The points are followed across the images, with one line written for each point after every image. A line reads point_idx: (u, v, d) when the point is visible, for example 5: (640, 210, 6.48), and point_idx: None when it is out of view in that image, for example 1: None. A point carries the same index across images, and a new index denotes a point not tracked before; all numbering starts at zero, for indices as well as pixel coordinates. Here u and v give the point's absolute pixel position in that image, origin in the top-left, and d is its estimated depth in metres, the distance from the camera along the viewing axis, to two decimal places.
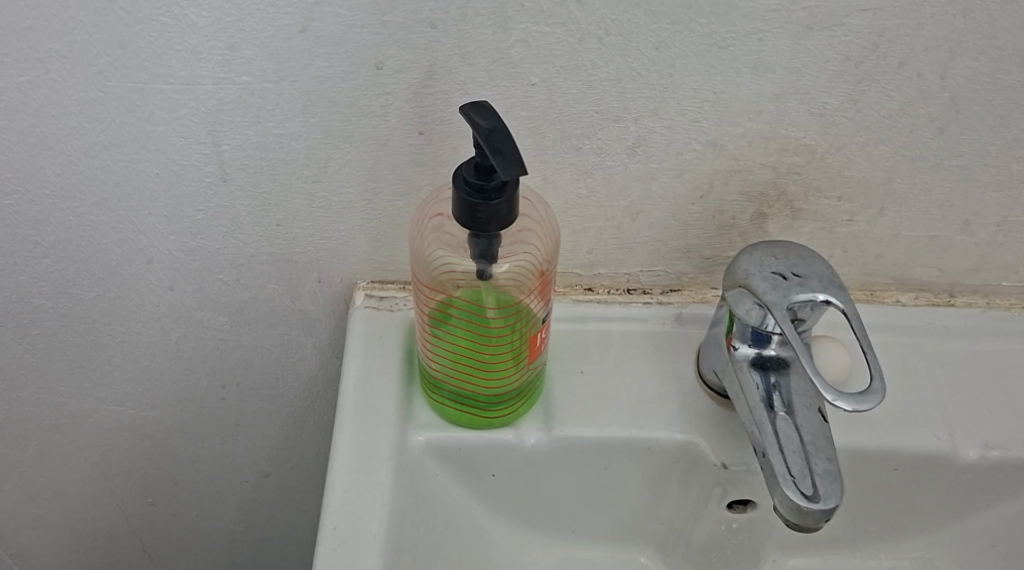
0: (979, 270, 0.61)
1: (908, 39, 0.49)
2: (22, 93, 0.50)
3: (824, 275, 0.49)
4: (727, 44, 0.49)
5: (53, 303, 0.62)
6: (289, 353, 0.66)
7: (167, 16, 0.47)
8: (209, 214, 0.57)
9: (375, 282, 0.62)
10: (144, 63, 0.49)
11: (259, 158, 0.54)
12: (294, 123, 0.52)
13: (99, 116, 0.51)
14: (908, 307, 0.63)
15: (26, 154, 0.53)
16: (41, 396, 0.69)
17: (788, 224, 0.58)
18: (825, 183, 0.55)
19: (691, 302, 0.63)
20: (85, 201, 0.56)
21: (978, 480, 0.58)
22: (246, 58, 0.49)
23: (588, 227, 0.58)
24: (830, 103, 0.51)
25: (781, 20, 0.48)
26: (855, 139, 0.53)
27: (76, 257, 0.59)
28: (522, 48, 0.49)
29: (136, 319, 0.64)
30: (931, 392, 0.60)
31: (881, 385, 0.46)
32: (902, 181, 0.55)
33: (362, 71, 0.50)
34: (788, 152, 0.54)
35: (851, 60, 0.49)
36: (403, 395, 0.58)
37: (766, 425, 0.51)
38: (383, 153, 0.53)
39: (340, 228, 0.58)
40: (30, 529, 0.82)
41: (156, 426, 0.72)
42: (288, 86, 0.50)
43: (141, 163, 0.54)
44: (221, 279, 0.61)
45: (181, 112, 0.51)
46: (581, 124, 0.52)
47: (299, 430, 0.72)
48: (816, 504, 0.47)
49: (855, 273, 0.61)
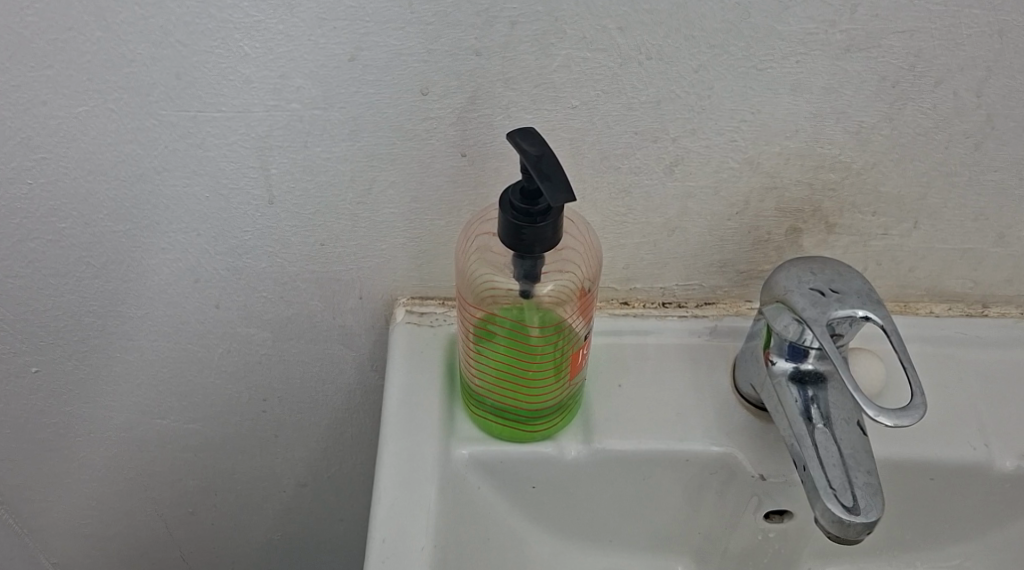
0: (1012, 281, 0.62)
1: (944, 59, 0.49)
2: (80, 123, 0.52)
3: (862, 292, 0.50)
4: (765, 67, 0.49)
5: (101, 321, 0.64)
6: (330, 367, 0.68)
7: (221, 48, 0.49)
8: (256, 235, 0.58)
9: (415, 297, 0.63)
10: (198, 93, 0.51)
11: (306, 181, 0.55)
12: (339, 147, 0.53)
13: (152, 143, 0.53)
14: (941, 318, 0.64)
15: (82, 180, 0.55)
16: (89, 411, 0.71)
17: (823, 238, 0.59)
18: (860, 200, 0.56)
19: (726, 314, 0.64)
20: (136, 223, 0.57)
21: (1014, 489, 0.59)
22: (296, 86, 0.50)
23: (626, 243, 0.59)
24: (866, 121, 0.52)
25: (818, 42, 0.48)
26: (890, 157, 0.54)
27: (126, 277, 0.61)
28: (564, 74, 0.50)
29: (183, 336, 0.65)
30: (966, 404, 0.60)
31: (921, 401, 0.47)
32: (936, 197, 0.56)
33: (407, 97, 0.51)
34: (824, 169, 0.54)
35: (888, 80, 0.50)
36: (445, 409, 0.60)
37: (806, 439, 0.52)
38: (426, 175, 0.55)
39: (383, 247, 0.59)
40: (75, 539, 0.83)
41: (199, 438, 0.74)
42: (336, 112, 0.52)
43: (191, 187, 0.55)
44: (266, 297, 0.62)
45: (232, 138, 0.53)
46: (621, 145, 0.53)
47: (338, 440, 0.74)
48: (857, 516, 0.48)
49: (889, 285, 0.62)
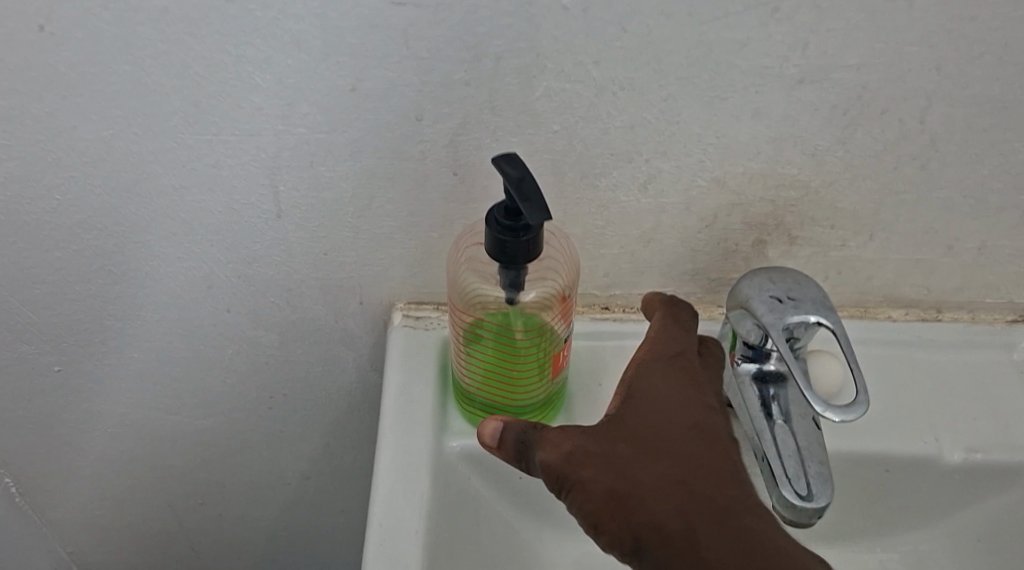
0: (963, 289, 0.67)
1: (889, 90, 0.54)
2: (105, 145, 0.57)
3: (816, 299, 0.55)
4: (728, 96, 0.54)
5: (120, 323, 0.69)
6: (332, 366, 0.73)
7: (235, 80, 0.54)
8: (265, 246, 0.63)
9: (412, 302, 0.68)
10: (214, 118, 0.56)
11: (311, 197, 0.60)
12: (341, 166, 0.58)
13: (172, 163, 0.58)
14: (898, 322, 0.69)
15: (106, 196, 0.60)
16: (107, 407, 0.76)
17: (786, 249, 0.64)
18: (819, 215, 0.61)
19: (699, 318, 0.68)
20: (155, 235, 0.63)
21: (962, 480, 0.64)
22: (303, 113, 0.55)
23: (605, 253, 0.64)
24: (821, 144, 0.57)
25: (775, 75, 0.53)
26: (844, 177, 0.59)
27: (144, 283, 0.66)
28: (545, 102, 0.55)
29: (196, 337, 0.70)
30: (918, 401, 0.66)
31: (865, 398, 0.52)
32: (888, 212, 0.61)
33: (403, 122, 0.56)
34: (784, 187, 0.60)
35: (839, 108, 0.55)
36: (439, 405, 0.65)
37: (765, 433, 0.57)
38: (421, 192, 0.60)
39: (382, 257, 0.64)
40: (91, 528, 0.89)
41: (210, 432, 0.79)
42: (339, 136, 0.57)
43: (206, 202, 0.61)
44: (274, 302, 0.68)
45: (245, 159, 0.58)
46: (598, 165, 0.58)
47: (339, 434, 0.79)
48: (810, 502, 0.54)
49: (849, 291, 0.67)
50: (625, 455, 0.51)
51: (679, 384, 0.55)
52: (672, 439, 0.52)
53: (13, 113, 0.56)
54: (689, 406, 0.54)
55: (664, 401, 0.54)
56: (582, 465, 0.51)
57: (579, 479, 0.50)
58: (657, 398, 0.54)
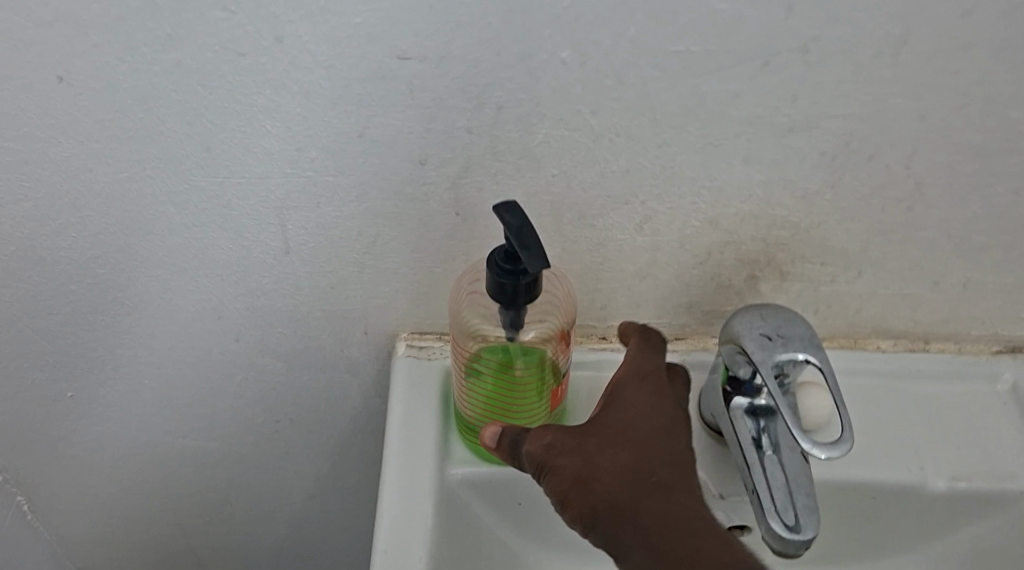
0: (949, 322, 0.69)
1: (875, 138, 0.56)
2: (120, 186, 0.59)
3: (804, 337, 0.58)
4: (720, 143, 0.57)
5: (132, 352, 0.71)
6: (337, 393, 0.75)
7: (246, 126, 0.56)
8: (273, 280, 0.66)
9: (415, 333, 0.71)
10: (225, 163, 0.58)
11: (318, 235, 0.62)
12: (348, 206, 0.60)
13: (184, 204, 0.60)
14: (886, 352, 0.71)
15: (119, 233, 0.62)
16: (117, 431, 0.78)
17: (778, 284, 0.66)
18: (809, 252, 0.64)
19: (694, 348, 0.70)
20: (166, 269, 0.65)
21: (946, 508, 0.66)
22: (311, 157, 0.58)
23: (602, 287, 0.66)
24: (810, 188, 0.59)
25: (765, 123, 0.55)
26: (833, 217, 0.61)
27: (156, 315, 0.68)
28: (544, 148, 0.57)
29: (206, 365, 0.73)
30: (904, 431, 0.68)
31: (850, 435, 0.54)
32: (876, 249, 0.63)
33: (408, 166, 0.58)
34: (775, 227, 0.62)
35: (827, 154, 0.57)
36: (441, 434, 0.67)
37: (756, 465, 0.59)
38: (424, 230, 0.62)
39: (386, 290, 0.67)
40: (100, 544, 0.91)
41: (217, 454, 0.81)
42: (346, 179, 0.59)
43: (216, 239, 0.63)
44: (281, 332, 0.70)
45: (254, 199, 0.60)
46: (595, 206, 0.60)
47: (344, 456, 0.81)
48: (797, 534, 0.56)
49: (839, 323, 0.69)
50: (596, 445, 0.55)
51: (659, 385, 0.59)
52: (642, 434, 0.56)
53: (32, 155, 0.58)
54: (666, 404, 0.58)
55: (642, 398, 0.58)
56: (556, 451, 0.55)
57: (550, 462, 0.55)
58: (636, 395, 0.58)
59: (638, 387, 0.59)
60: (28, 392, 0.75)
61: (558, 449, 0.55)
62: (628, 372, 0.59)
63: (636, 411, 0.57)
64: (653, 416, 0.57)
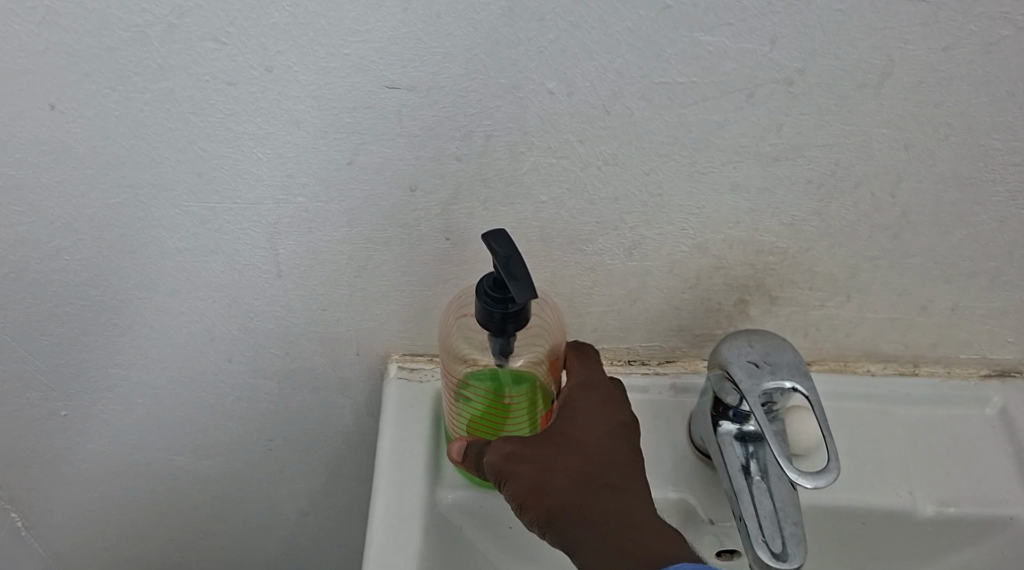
0: (938, 346, 0.69)
1: (860, 166, 0.57)
2: (113, 212, 0.60)
3: (791, 365, 0.58)
4: (708, 171, 0.57)
5: (125, 373, 0.72)
6: (330, 413, 0.75)
7: (237, 153, 0.57)
8: (265, 302, 0.66)
9: (406, 354, 0.71)
10: (217, 189, 0.58)
11: (309, 259, 0.63)
12: (339, 231, 0.61)
13: (176, 228, 0.61)
14: (876, 376, 0.71)
15: (113, 257, 0.63)
16: (111, 449, 0.79)
17: (767, 308, 0.66)
18: (798, 277, 0.64)
19: (685, 371, 0.71)
20: (159, 292, 0.65)
21: (935, 533, 0.66)
22: (302, 184, 0.58)
23: (592, 311, 0.67)
24: (798, 215, 0.59)
25: (751, 152, 0.56)
26: (821, 244, 0.61)
27: (149, 336, 0.69)
28: (533, 175, 0.57)
29: (199, 385, 0.73)
30: (894, 455, 0.68)
31: (836, 464, 0.54)
32: (864, 275, 0.64)
33: (398, 192, 0.58)
34: (764, 253, 0.62)
35: (813, 182, 0.57)
36: (431, 458, 0.67)
37: (744, 492, 0.59)
38: (415, 255, 0.62)
39: (378, 313, 0.67)
40: (94, 560, 0.91)
41: (211, 473, 0.81)
42: (336, 205, 0.59)
43: (209, 263, 0.63)
44: (273, 354, 0.70)
45: (246, 224, 0.61)
46: (585, 232, 0.61)
47: (337, 475, 0.81)
48: (784, 562, 0.56)
49: (829, 347, 0.70)
50: (552, 453, 0.58)
51: (605, 395, 0.61)
52: (595, 444, 0.59)
53: (25, 181, 0.58)
54: (610, 414, 0.61)
55: (592, 409, 0.60)
56: (515, 460, 0.58)
57: (510, 470, 0.58)
58: (587, 406, 0.61)
59: (589, 399, 0.61)
60: (21, 414, 0.75)
61: (518, 458, 0.58)
62: (577, 383, 0.62)
63: (585, 420, 0.60)
64: (601, 425, 0.60)
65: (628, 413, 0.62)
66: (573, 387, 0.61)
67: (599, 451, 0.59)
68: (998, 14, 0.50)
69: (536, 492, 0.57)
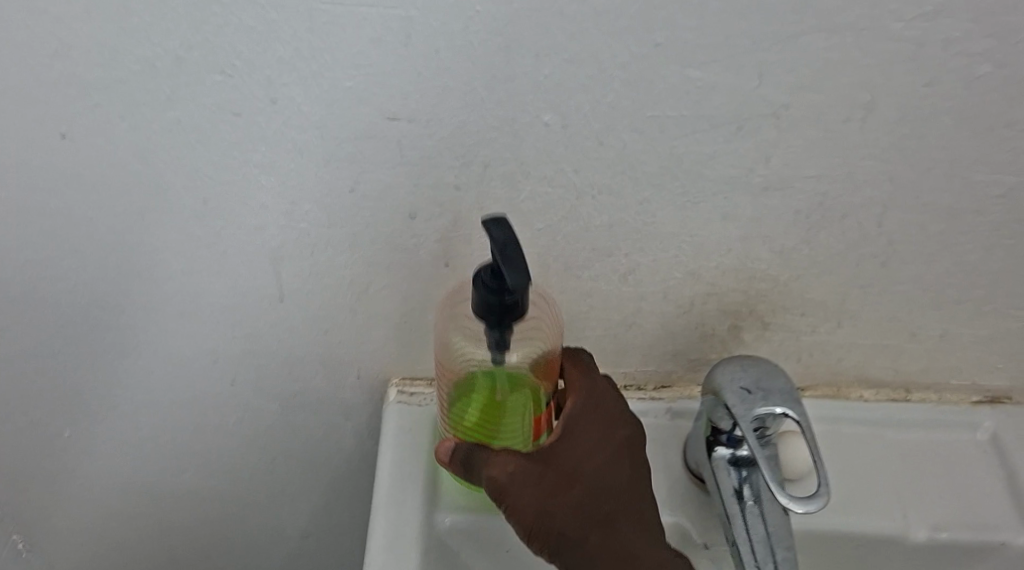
0: (929, 372, 0.71)
1: (847, 197, 0.58)
2: (120, 236, 0.62)
3: (783, 391, 0.59)
4: (699, 201, 0.59)
5: (128, 394, 0.73)
6: (331, 433, 0.77)
7: (242, 181, 0.58)
8: (267, 325, 0.67)
9: (406, 378, 0.72)
10: (222, 215, 0.60)
11: (311, 283, 0.64)
12: (340, 257, 0.63)
13: (182, 252, 0.62)
14: (869, 401, 0.72)
15: (119, 280, 0.64)
16: (114, 470, 0.80)
17: (760, 333, 0.67)
18: (790, 304, 0.65)
19: (680, 396, 0.72)
20: (164, 314, 0.67)
21: (927, 558, 0.67)
22: (305, 211, 0.60)
23: (588, 336, 0.68)
24: (788, 243, 0.61)
25: (741, 183, 0.57)
26: (811, 271, 0.63)
27: (153, 358, 0.70)
28: (530, 203, 0.59)
29: (201, 406, 0.74)
30: (886, 480, 0.69)
31: (826, 489, 0.56)
32: (854, 302, 0.65)
33: (398, 219, 0.60)
34: (756, 280, 0.63)
35: (802, 212, 0.59)
36: (430, 480, 0.68)
37: (736, 517, 0.61)
38: (415, 280, 0.64)
39: (378, 336, 0.68)
40: None
41: (213, 493, 0.82)
42: (338, 231, 0.61)
43: (213, 286, 0.65)
44: (276, 375, 0.72)
45: (250, 249, 0.62)
46: (580, 259, 0.62)
47: (338, 495, 0.82)
48: None
49: (821, 372, 0.71)
50: (560, 479, 0.59)
51: (608, 413, 0.62)
52: (596, 469, 0.60)
53: (34, 203, 0.60)
54: (610, 437, 0.62)
55: (592, 430, 0.61)
56: (521, 485, 0.58)
57: (515, 492, 0.58)
58: (587, 426, 0.61)
59: (590, 420, 0.62)
60: (24, 434, 0.76)
61: (523, 481, 0.58)
62: (581, 398, 0.62)
63: (584, 446, 0.61)
64: (599, 451, 0.61)
65: (628, 427, 0.63)
66: (579, 405, 0.62)
67: (600, 477, 0.60)
68: (977, 54, 0.51)
69: (544, 518, 0.57)
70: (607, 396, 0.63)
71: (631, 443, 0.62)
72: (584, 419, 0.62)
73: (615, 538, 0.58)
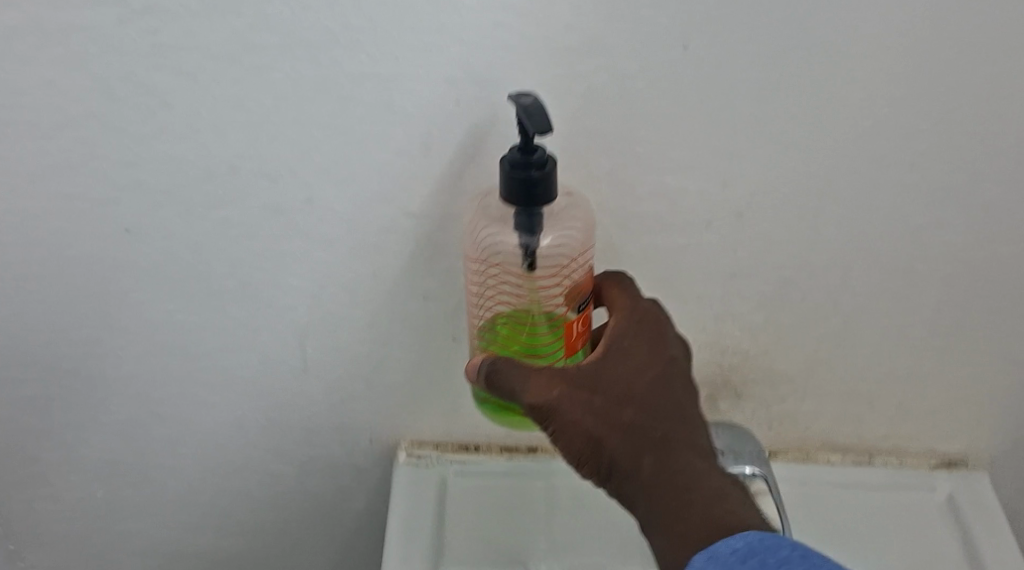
0: (890, 437, 0.78)
1: (803, 283, 0.68)
2: (166, 314, 0.70)
3: (751, 452, 0.67)
4: (676, 284, 0.67)
5: (155, 459, 0.79)
6: (342, 497, 0.83)
7: (278, 266, 0.67)
8: (290, 393, 0.75)
9: (414, 442, 0.79)
10: (259, 299, 0.69)
11: (333, 356, 0.72)
12: (361, 332, 0.71)
13: (219, 328, 0.70)
14: (836, 465, 0.79)
15: (160, 354, 0.72)
16: (131, 536, 0.84)
17: (735, 402, 0.75)
18: (760, 376, 0.73)
19: None
20: (197, 382, 0.74)
21: None
22: (331, 293, 0.68)
23: None
24: (755, 322, 0.70)
25: (712, 268, 0.67)
26: (777, 345, 0.71)
27: (183, 425, 0.77)
28: None
29: (222, 470, 0.80)
30: (855, 537, 0.75)
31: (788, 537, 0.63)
32: (817, 373, 0.73)
33: (415, 302, 0.69)
34: (729, 353, 0.71)
35: (766, 294, 0.68)
36: (435, 536, 0.75)
37: None
38: (426, 352, 0.72)
39: (391, 404, 0.76)
40: None
41: (223, 560, 0.86)
42: (360, 309, 0.69)
43: (244, 360, 0.72)
44: (295, 440, 0.78)
45: (280, 324, 0.70)
46: None
47: (344, 559, 0.87)
48: None
49: (792, 437, 0.78)
50: (607, 403, 0.57)
51: (654, 331, 0.60)
52: (644, 391, 0.58)
53: (82, 253, 0.66)
54: (660, 358, 0.59)
55: (639, 351, 0.59)
56: (570, 405, 0.56)
57: (561, 412, 0.56)
58: (634, 346, 0.59)
59: (635, 340, 0.59)
60: (49, 500, 0.81)
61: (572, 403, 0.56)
62: (626, 318, 0.60)
63: (632, 365, 0.59)
64: (649, 370, 0.59)
65: (676, 348, 0.61)
66: (624, 322, 0.60)
67: (651, 399, 0.58)
68: (902, 148, 0.62)
69: (594, 446, 0.56)
70: (652, 316, 0.61)
71: (680, 363, 0.60)
72: (627, 337, 0.59)
73: (671, 462, 0.56)
